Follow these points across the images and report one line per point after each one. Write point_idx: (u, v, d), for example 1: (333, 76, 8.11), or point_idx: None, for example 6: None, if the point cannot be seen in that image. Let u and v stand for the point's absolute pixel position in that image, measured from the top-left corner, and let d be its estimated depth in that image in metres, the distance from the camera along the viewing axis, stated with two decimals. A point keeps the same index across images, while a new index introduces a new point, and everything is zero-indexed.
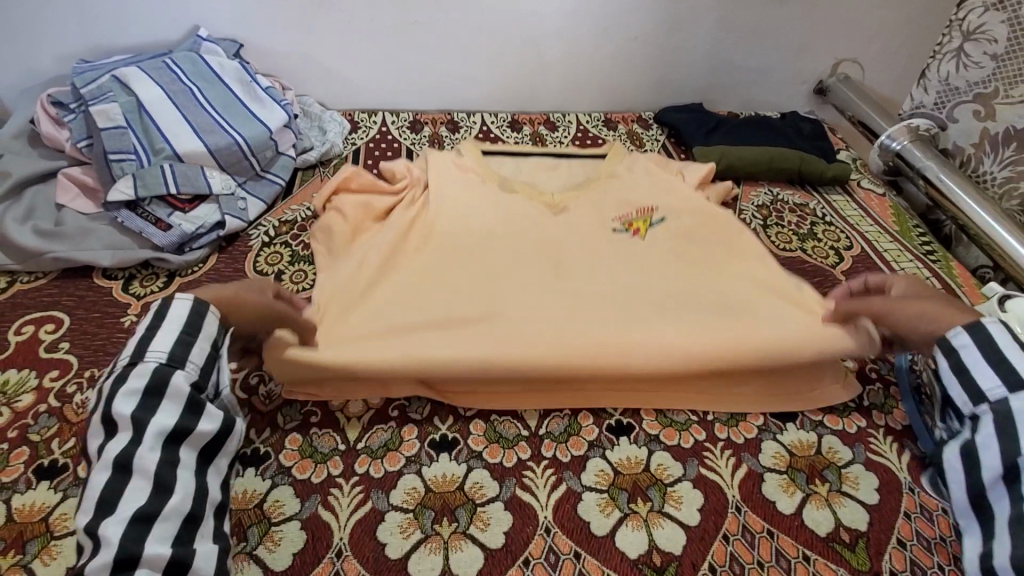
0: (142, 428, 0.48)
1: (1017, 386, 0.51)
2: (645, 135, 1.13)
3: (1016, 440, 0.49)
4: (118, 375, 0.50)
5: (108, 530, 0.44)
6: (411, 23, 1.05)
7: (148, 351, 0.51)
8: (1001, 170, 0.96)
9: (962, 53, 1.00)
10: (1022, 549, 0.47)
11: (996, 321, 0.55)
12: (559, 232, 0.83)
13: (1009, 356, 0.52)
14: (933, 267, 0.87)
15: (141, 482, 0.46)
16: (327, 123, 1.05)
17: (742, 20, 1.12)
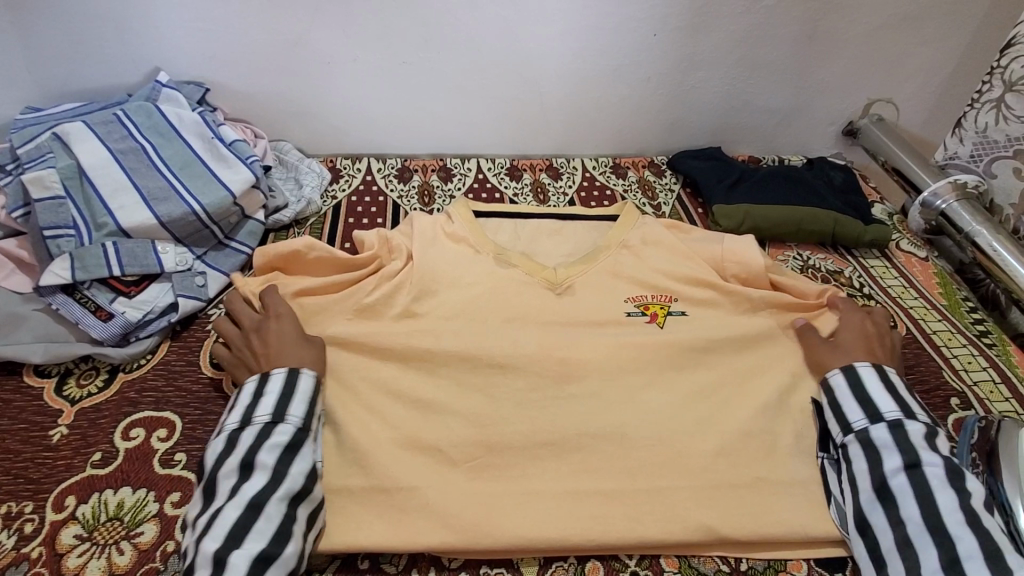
0: (275, 481, 0.52)
1: (876, 418, 0.60)
2: (658, 184, 1.03)
3: (882, 461, 0.57)
4: (262, 429, 0.55)
5: (231, 563, 0.47)
6: (402, 64, 0.95)
7: (289, 410, 0.57)
8: None
9: (1003, 105, 0.90)
10: (914, 569, 0.51)
11: (866, 365, 0.64)
12: (557, 329, 0.75)
13: (872, 395, 0.62)
14: (990, 355, 0.76)
15: (265, 527, 0.50)
16: (303, 175, 0.95)
17: (766, 60, 1.01)
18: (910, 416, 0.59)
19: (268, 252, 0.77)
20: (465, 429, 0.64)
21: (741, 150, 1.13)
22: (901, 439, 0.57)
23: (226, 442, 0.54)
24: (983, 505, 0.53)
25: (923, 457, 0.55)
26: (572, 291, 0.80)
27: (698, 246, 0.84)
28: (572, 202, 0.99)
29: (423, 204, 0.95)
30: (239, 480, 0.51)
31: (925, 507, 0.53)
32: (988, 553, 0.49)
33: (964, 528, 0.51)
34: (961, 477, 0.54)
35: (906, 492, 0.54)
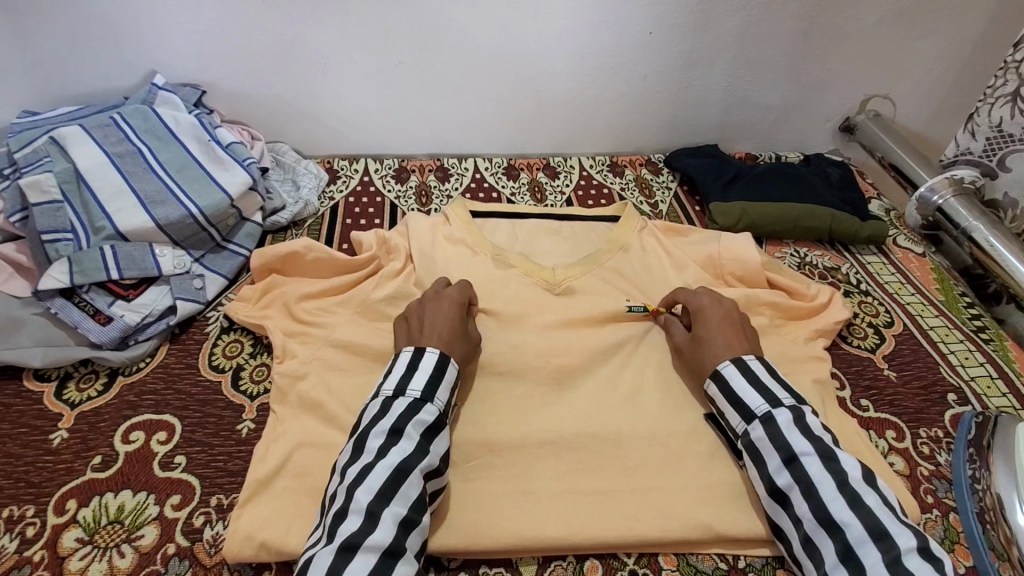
0: (422, 453, 0.54)
1: (750, 417, 0.59)
2: (655, 182, 1.03)
3: (768, 462, 0.57)
4: (413, 403, 0.56)
5: (378, 521, 0.48)
6: (398, 64, 0.95)
7: (437, 392, 0.58)
8: None
9: (1018, 100, 0.87)
10: (820, 567, 0.51)
11: (727, 363, 0.63)
12: (555, 329, 0.76)
13: (739, 393, 0.61)
14: (986, 350, 0.76)
15: (408, 493, 0.51)
16: (300, 176, 0.95)
17: (763, 57, 1.01)
18: (778, 407, 0.58)
19: (267, 253, 0.77)
20: (465, 428, 0.64)
21: (738, 148, 1.13)
22: (774, 434, 0.57)
23: (378, 407, 0.56)
24: (861, 478, 0.53)
25: (797, 448, 0.55)
26: (570, 290, 0.80)
27: (695, 248, 0.85)
28: (570, 201, 0.99)
29: (421, 204, 0.95)
30: (389, 444, 0.53)
31: (814, 502, 0.52)
32: (875, 533, 0.49)
33: (847, 512, 0.51)
34: (835, 457, 0.54)
35: (792, 489, 0.54)
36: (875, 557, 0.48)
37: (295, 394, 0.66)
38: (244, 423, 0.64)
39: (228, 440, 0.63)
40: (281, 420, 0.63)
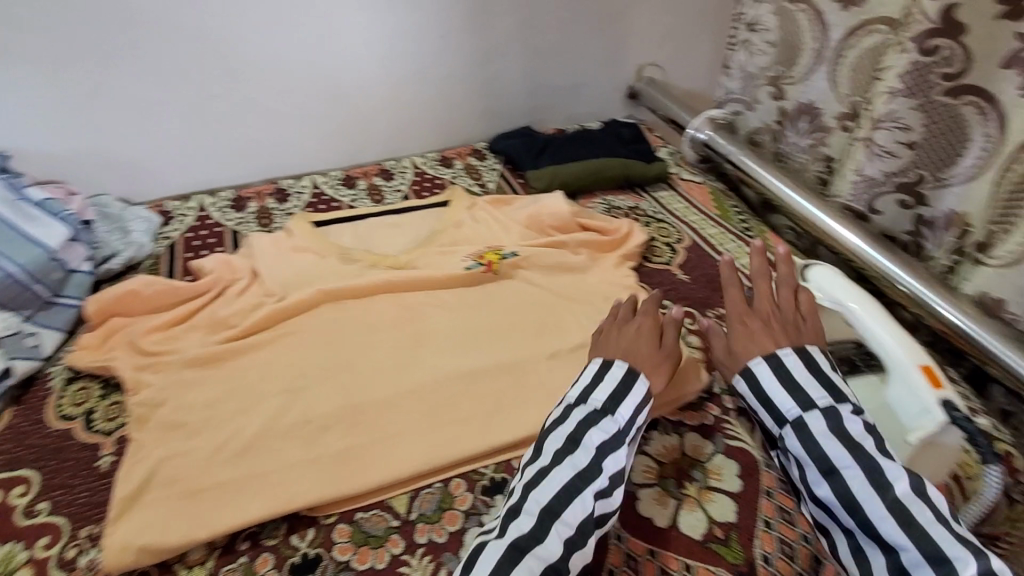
0: (597, 471, 0.54)
1: (783, 421, 0.58)
2: (482, 166, 1.15)
3: (807, 474, 0.56)
4: (593, 413, 0.57)
5: (543, 535, 0.50)
6: (210, 98, 0.99)
7: (620, 409, 0.58)
8: (804, 140, 1.03)
9: (749, 44, 1.07)
10: None
11: (756, 360, 0.61)
12: (406, 304, 0.83)
13: (772, 396, 0.59)
14: (752, 243, 0.95)
15: (580, 508, 0.51)
16: (130, 222, 0.95)
17: (546, 45, 1.17)
18: (812, 410, 0.56)
19: (102, 297, 0.78)
20: (330, 402, 0.69)
21: (550, 125, 1.28)
22: (807, 441, 0.56)
23: (559, 414, 0.59)
24: (912, 493, 0.51)
25: (836, 460, 0.54)
26: (413, 269, 0.88)
27: (519, 212, 0.97)
28: (407, 196, 1.07)
29: (263, 225, 0.99)
30: (564, 452, 0.55)
31: (860, 517, 0.52)
32: (931, 557, 0.49)
33: (900, 536, 0.50)
34: (880, 468, 0.53)
35: (836, 504, 0.54)
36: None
37: (155, 418, 0.67)
38: (104, 457, 0.65)
39: (89, 476, 0.63)
40: (141, 444, 0.65)
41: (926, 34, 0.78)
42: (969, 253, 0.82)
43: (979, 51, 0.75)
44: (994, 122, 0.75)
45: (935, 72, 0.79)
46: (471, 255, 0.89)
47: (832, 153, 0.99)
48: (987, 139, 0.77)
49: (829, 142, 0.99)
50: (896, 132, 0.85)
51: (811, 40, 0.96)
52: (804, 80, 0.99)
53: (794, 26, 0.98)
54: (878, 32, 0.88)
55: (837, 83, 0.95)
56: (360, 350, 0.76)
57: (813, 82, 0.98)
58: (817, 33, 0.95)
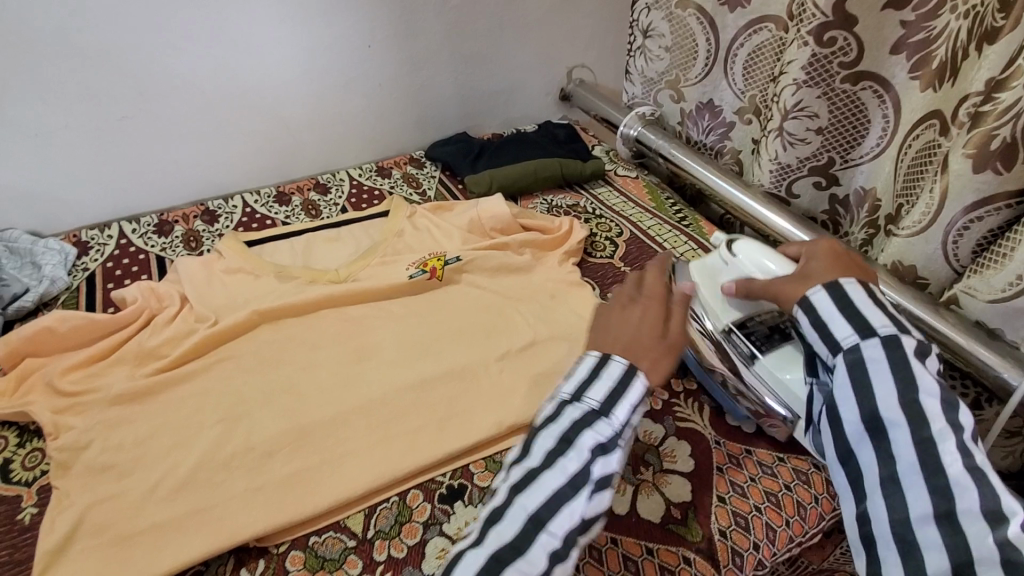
0: (586, 484, 0.44)
1: (867, 332, 0.50)
2: (420, 175, 1.13)
3: (879, 386, 0.48)
4: (587, 414, 0.47)
5: (518, 555, 0.41)
6: (121, 119, 0.93)
7: (618, 410, 0.47)
8: (708, 138, 1.10)
9: (646, 49, 1.13)
10: (903, 510, 0.45)
11: (856, 283, 0.54)
12: (350, 318, 0.81)
13: (861, 309, 0.52)
14: (687, 231, 0.99)
15: (557, 532, 0.43)
16: (40, 255, 0.88)
17: (474, 52, 1.17)
18: (907, 334, 0.49)
19: (11, 338, 0.72)
20: (275, 425, 0.66)
21: (486, 130, 1.29)
22: (897, 357, 0.48)
23: (549, 412, 0.48)
24: (974, 440, 0.47)
25: (921, 384, 0.47)
26: (355, 282, 0.86)
27: (460, 217, 0.97)
28: (345, 209, 1.05)
29: (191, 249, 0.94)
30: (552, 460, 0.45)
31: (924, 440, 0.46)
32: (990, 505, 0.43)
33: (963, 477, 0.44)
34: (958, 407, 0.47)
35: (900, 428, 0.47)
36: (980, 527, 0.43)
37: (79, 463, 0.62)
38: (25, 509, 0.61)
39: (10, 531, 0.59)
40: (65, 493, 0.60)
41: (820, 29, 0.83)
42: (881, 226, 0.90)
43: (869, 41, 0.81)
44: (891, 103, 0.82)
45: (834, 62, 0.84)
46: (414, 263, 0.87)
47: (737, 146, 1.06)
48: (885, 121, 0.84)
49: (733, 136, 1.06)
50: (804, 121, 0.90)
51: (704, 43, 1.02)
52: (700, 81, 1.06)
53: (686, 31, 1.03)
54: (766, 30, 0.93)
55: (735, 81, 1.00)
56: (305, 368, 0.74)
57: (710, 82, 1.05)
58: (709, 35, 1.00)
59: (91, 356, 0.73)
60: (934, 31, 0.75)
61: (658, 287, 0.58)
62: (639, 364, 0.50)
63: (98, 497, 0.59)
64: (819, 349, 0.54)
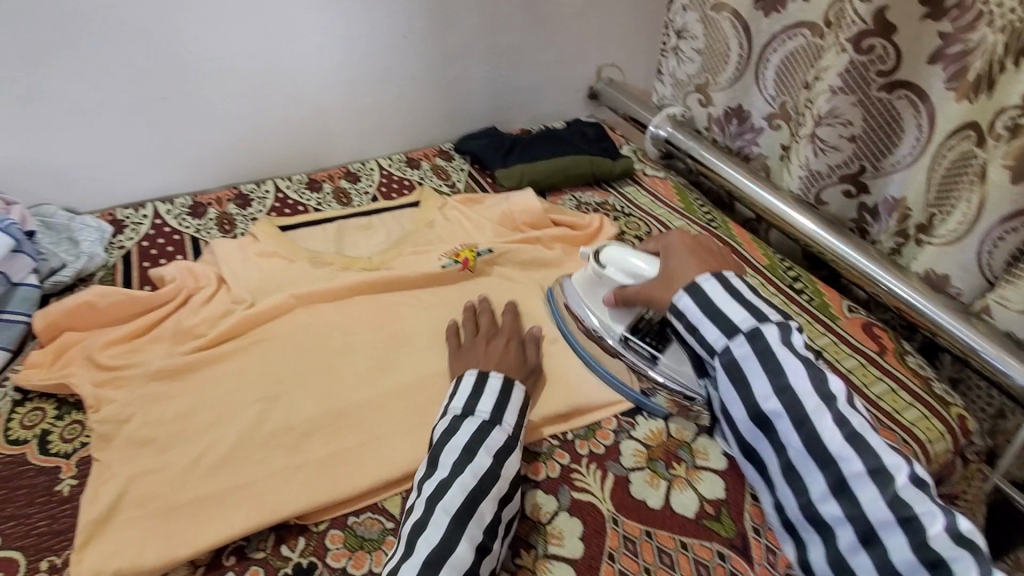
0: (493, 477, 0.54)
1: (733, 332, 0.58)
2: (449, 167, 1.14)
3: (755, 386, 0.56)
4: (483, 424, 0.58)
5: (456, 542, 0.49)
6: (160, 100, 0.94)
7: (503, 416, 0.60)
8: (733, 143, 1.11)
9: (678, 51, 1.12)
10: (806, 494, 0.53)
11: (711, 280, 0.61)
12: (383, 305, 0.82)
13: (721, 308, 0.59)
14: (716, 233, 0.99)
15: (480, 519, 0.51)
16: (77, 231, 0.89)
17: (507, 47, 1.18)
18: (767, 323, 0.57)
19: (51, 310, 0.73)
20: (312, 406, 0.67)
21: (515, 126, 1.30)
22: (763, 350, 0.56)
23: (448, 427, 0.58)
24: (849, 407, 0.54)
25: (787, 370, 0.54)
26: (387, 270, 0.87)
27: (491, 210, 0.97)
28: (375, 198, 1.06)
29: (224, 231, 0.95)
30: (461, 463, 0.54)
31: (806, 428, 0.53)
32: (873, 466, 0.51)
33: (845, 448, 0.51)
34: (827, 382, 0.54)
35: (784, 419, 0.54)
36: (870, 491, 0.50)
37: (120, 436, 0.63)
38: (64, 482, 0.60)
39: (49, 502, 0.58)
40: (106, 465, 0.60)
41: (858, 36, 0.82)
42: (911, 235, 0.89)
43: (907, 50, 0.81)
44: (926, 113, 0.82)
45: (870, 70, 0.84)
46: (446, 253, 0.88)
47: (765, 151, 1.06)
48: (919, 132, 0.83)
49: (761, 142, 1.06)
50: (837, 128, 0.89)
51: (736, 47, 1.02)
52: (730, 86, 1.05)
53: (720, 34, 1.03)
54: (802, 36, 0.94)
55: (766, 86, 1.01)
56: (340, 352, 0.74)
57: (739, 87, 1.05)
58: (742, 39, 1.00)
59: (129, 333, 0.73)
60: (970, 43, 0.75)
61: (513, 323, 0.74)
62: (515, 378, 0.65)
63: (141, 470, 0.59)
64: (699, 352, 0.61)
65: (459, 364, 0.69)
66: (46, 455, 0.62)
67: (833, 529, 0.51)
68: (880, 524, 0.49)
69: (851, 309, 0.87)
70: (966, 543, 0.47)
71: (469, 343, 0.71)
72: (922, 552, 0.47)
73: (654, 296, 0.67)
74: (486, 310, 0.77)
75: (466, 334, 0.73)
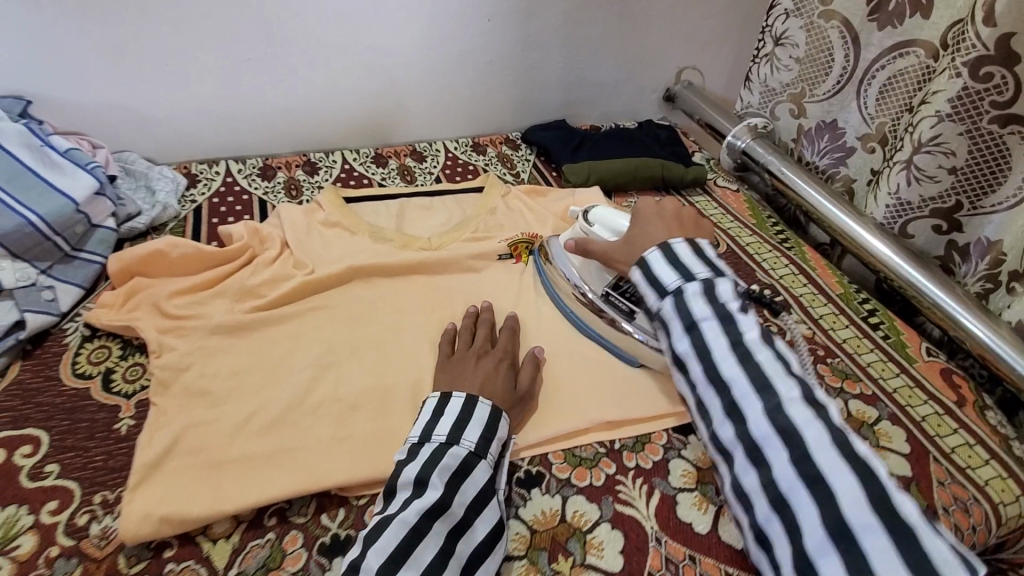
0: (442, 508, 0.50)
1: (663, 291, 0.60)
2: (515, 156, 1.12)
3: (671, 332, 0.59)
4: (438, 448, 0.54)
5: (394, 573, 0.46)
6: (245, 61, 0.95)
7: (463, 436, 0.55)
8: (822, 159, 1.04)
9: (774, 57, 1.07)
10: (711, 423, 0.55)
11: (659, 250, 0.62)
12: (439, 288, 0.81)
13: (654, 271, 0.61)
14: (789, 254, 0.95)
15: (425, 556, 0.48)
16: (155, 180, 0.91)
17: (588, 39, 1.15)
18: (691, 280, 0.59)
19: (125, 256, 0.75)
20: (363, 380, 0.67)
21: (585, 121, 1.27)
22: (681, 307, 0.58)
23: (405, 455, 0.54)
24: (758, 341, 0.56)
25: (698, 317, 0.57)
26: (446, 252, 0.86)
27: (555, 204, 0.95)
28: (439, 179, 1.05)
29: (291, 196, 0.96)
30: (412, 497, 0.51)
31: (707, 364, 0.55)
32: (759, 386, 0.53)
33: (736, 374, 0.54)
34: (733, 321, 0.56)
35: (692, 360, 0.57)
36: (758, 409, 0.52)
37: (178, 384, 0.64)
38: (122, 420, 0.62)
39: (106, 439, 0.60)
40: (163, 410, 0.62)
41: (976, 62, 0.75)
42: (1004, 280, 0.82)
43: None
44: None
45: (984, 100, 0.76)
46: (505, 243, 0.87)
47: (852, 173, 1.00)
48: None
49: (850, 162, 1.00)
50: (938, 157, 0.82)
51: (841, 59, 0.95)
52: (828, 98, 0.99)
53: (824, 44, 0.97)
54: (913, 55, 0.86)
55: (867, 105, 0.94)
56: (392, 330, 0.74)
57: (838, 101, 0.98)
58: (849, 51, 0.94)
59: (194, 287, 0.75)
60: None
61: (509, 341, 0.69)
62: (500, 403, 0.60)
63: (195, 420, 0.61)
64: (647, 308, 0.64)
65: (446, 376, 0.64)
66: (108, 392, 0.64)
67: (732, 454, 0.53)
68: (764, 441, 0.51)
69: (930, 353, 0.80)
70: (852, 459, 0.48)
71: (460, 356, 0.66)
72: (803, 468, 0.49)
73: (614, 253, 0.70)
74: (486, 320, 0.71)
75: (459, 345, 0.68)
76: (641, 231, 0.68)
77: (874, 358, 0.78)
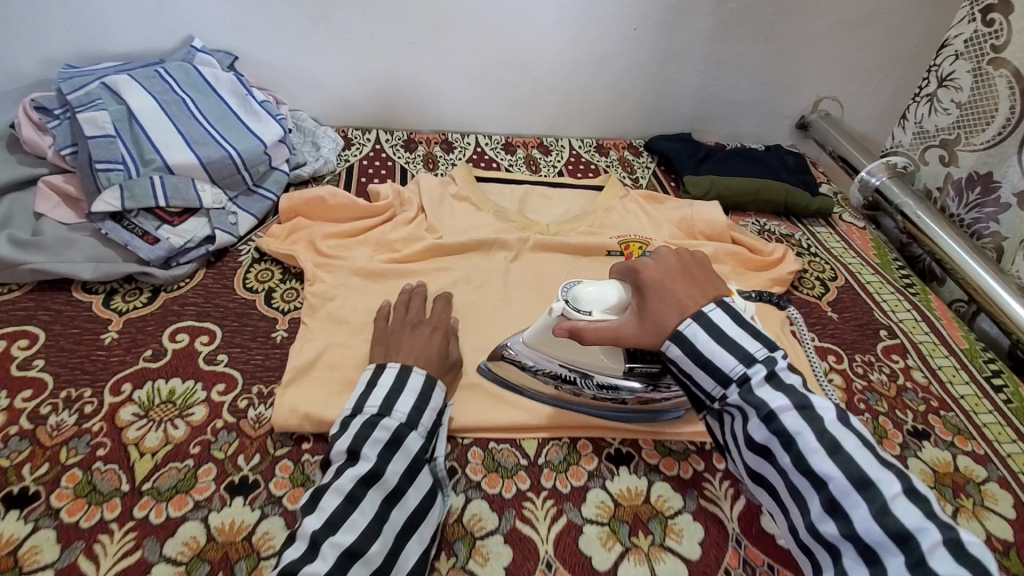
0: (375, 476, 0.52)
1: (727, 379, 0.51)
2: (636, 162, 1.16)
3: (746, 423, 0.50)
4: (369, 420, 0.55)
5: (335, 527, 0.48)
6: (410, 44, 1.06)
7: (393, 405, 0.57)
8: (966, 213, 0.98)
9: (935, 99, 1.02)
10: (807, 515, 0.47)
11: (689, 321, 0.53)
12: (553, 271, 0.86)
13: (709, 355, 0.52)
14: (913, 299, 0.91)
15: (359, 521, 0.49)
16: (320, 138, 1.04)
17: (728, 57, 1.16)
18: (753, 363, 0.50)
19: (294, 197, 0.86)
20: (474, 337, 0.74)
21: (709, 139, 1.28)
22: (749, 399, 0.50)
23: (341, 427, 0.56)
24: (838, 421, 0.48)
25: (773, 404, 0.49)
26: (563, 238, 0.91)
27: (672, 212, 0.97)
28: (561, 173, 1.10)
29: (428, 168, 1.06)
30: (346, 465, 0.52)
31: (794, 455, 0.47)
32: (858, 481, 0.45)
33: (827, 464, 0.46)
34: (811, 405, 0.49)
35: (776, 446, 0.48)
36: (861, 509, 0.44)
37: (324, 310, 0.74)
38: (278, 331, 0.73)
39: (265, 344, 0.71)
40: (311, 328, 0.72)
41: None
42: None
43: None
44: None
45: None
46: (617, 242, 0.91)
47: (1004, 231, 0.93)
48: None
49: (1002, 220, 0.93)
50: None
51: (1005, 111, 0.89)
52: (985, 149, 0.93)
53: (988, 93, 0.91)
54: None
55: None
56: (506, 301, 0.80)
57: (996, 154, 0.92)
58: (1014, 103, 0.88)
59: (343, 233, 0.85)
60: None
61: (443, 311, 0.72)
62: (433, 371, 0.63)
63: (336, 344, 0.70)
64: (691, 394, 0.55)
65: (383, 344, 0.66)
66: (268, 307, 0.75)
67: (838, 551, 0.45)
68: (878, 545, 0.43)
69: None
70: (967, 559, 0.41)
71: (396, 326, 0.68)
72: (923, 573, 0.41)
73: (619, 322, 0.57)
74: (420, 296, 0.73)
75: (397, 316, 0.70)
76: (655, 296, 0.56)
77: (992, 420, 0.74)
